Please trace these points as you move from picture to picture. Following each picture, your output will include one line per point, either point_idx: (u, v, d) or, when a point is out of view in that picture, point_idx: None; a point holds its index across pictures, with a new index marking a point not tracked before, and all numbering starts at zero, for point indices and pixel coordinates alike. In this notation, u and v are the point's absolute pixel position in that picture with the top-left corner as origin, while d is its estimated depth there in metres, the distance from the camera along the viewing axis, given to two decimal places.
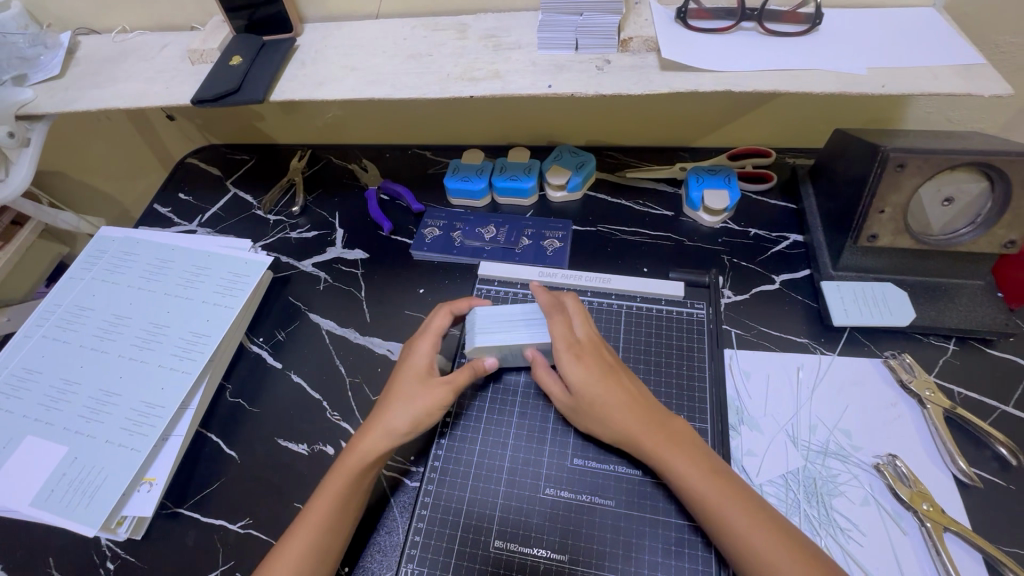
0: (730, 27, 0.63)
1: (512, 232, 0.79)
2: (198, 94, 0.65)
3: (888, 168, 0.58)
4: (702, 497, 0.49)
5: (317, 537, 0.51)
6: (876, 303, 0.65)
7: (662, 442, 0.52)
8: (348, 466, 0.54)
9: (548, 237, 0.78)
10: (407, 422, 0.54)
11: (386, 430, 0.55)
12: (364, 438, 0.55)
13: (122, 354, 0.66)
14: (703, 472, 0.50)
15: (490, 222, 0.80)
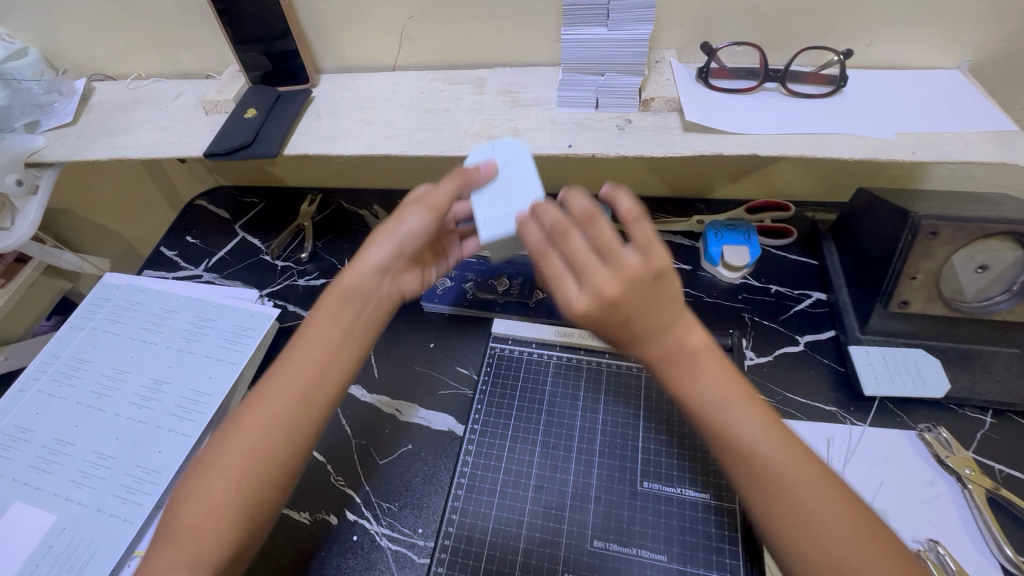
0: (753, 87, 0.62)
1: (526, 285, 0.77)
2: (210, 148, 0.63)
3: (920, 235, 0.57)
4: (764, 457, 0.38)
5: (266, 421, 0.45)
6: (907, 372, 0.62)
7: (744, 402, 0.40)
8: (338, 286, 0.49)
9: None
10: (386, 241, 0.50)
11: (371, 252, 0.50)
12: (358, 256, 0.50)
13: (118, 412, 0.63)
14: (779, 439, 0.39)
15: (503, 273, 0.78)
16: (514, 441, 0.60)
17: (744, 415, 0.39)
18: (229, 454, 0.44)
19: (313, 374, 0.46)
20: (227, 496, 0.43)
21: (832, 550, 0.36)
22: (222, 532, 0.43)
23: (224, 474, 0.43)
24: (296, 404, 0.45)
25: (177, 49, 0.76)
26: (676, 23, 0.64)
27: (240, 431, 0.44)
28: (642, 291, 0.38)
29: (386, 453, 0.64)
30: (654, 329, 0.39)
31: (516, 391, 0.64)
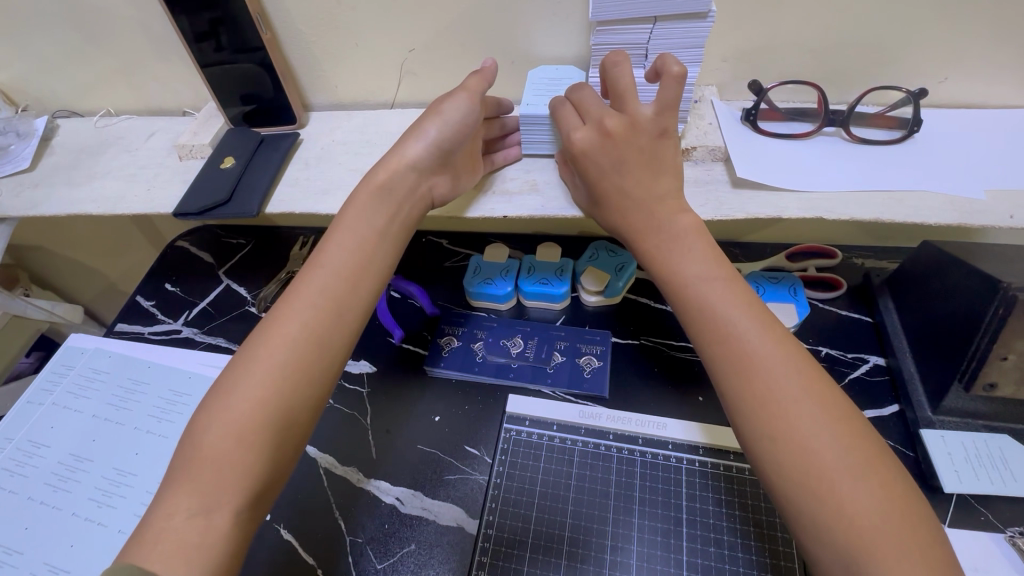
0: (810, 132, 0.54)
1: (542, 346, 0.68)
2: (181, 206, 0.55)
3: (1016, 312, 0.49)
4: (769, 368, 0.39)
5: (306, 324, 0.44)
6: (992, 465, 0.53)
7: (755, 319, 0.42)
8: (374, 181, 0.49)
9: (584, 353, 0.67)
10: (431, 127, 0.49)
11: (407, 146, 0.49)
12: (392, 155, 0.50)
13: (76, 512, 0.55)
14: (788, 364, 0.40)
15: (517, 332, 0.70)
16: (537, 526, 0.53)
17: (723, 304, 0.42)
18: (265, 362, 0.42)
19: (332, 288, 0.46)
20: (259, 416, 0.40)
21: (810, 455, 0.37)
22: (253, 460, 0.40)
23: (257, 384, 0.41)
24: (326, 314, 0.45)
25: (150, 84, 0.67)
26: (718, 57, 0.55)
27: (275, 338, 0.43)
28: (641, 142, 0.45)
29: (384, 556, 0.55)
30: (644, 175, 0.46)
31: (536, 483, 0.56)
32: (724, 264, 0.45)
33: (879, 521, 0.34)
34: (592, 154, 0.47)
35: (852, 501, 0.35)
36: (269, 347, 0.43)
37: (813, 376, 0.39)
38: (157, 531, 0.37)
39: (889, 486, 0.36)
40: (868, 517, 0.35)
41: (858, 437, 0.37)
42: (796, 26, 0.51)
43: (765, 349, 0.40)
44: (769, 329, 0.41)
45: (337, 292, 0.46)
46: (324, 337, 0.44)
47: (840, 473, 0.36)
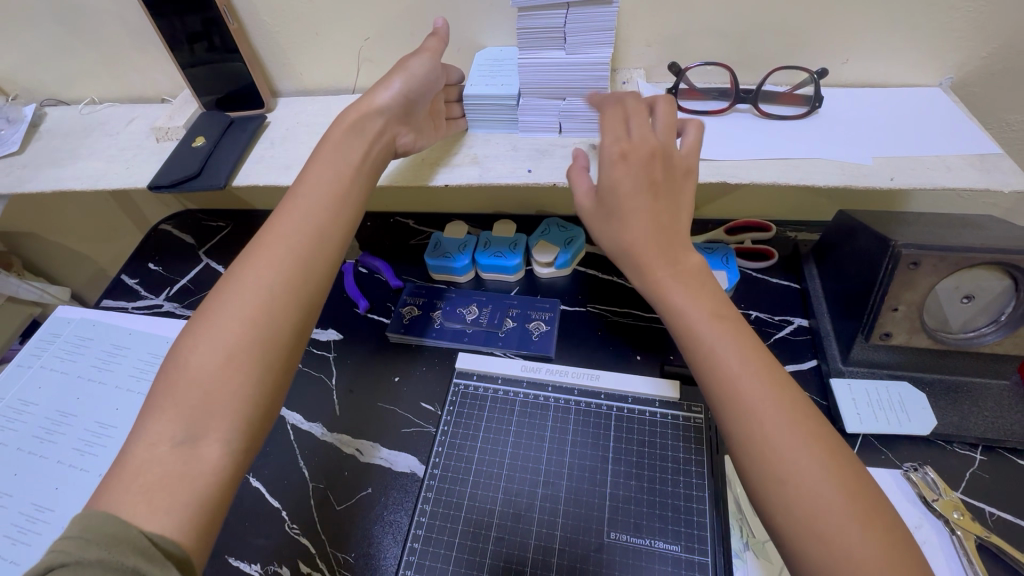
0: (724, 109, 0.60)
1: (496, 313, 0.73)
2: (154, 179, 0.60)
3: (901, 265, 0.53)
4: (679, 302, 0.46)
5: (293, 249, 0.47)
6: (891, 408, 0.59)
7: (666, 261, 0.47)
8: (345, 121, 0.53)
9: (534, 318, 0.73)
10: (398, 79, 0.54)
11: (378, 94, 0.54)
12: (363, 99, 0.54)
13: (61, 460, 0.60)
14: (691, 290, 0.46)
15: (472, 301, 0.75)
16: (479, 466, 0.59)
17: (641, 248, 0.47)
18: (245, 292, 0.45)
19: (300, 223, 0.48)
20: (241, 338, 0.43)
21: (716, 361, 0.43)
22: (240, 380, 0.42)
23: (235, 312, 0.44)
24: (298, 246, 0.47)
25: (129, 74, 0.73)
26: (642, 43, 0.61)
27: (257, 261, 0.46)
28: (675, 176, 0.49)
29: (343, 498, 0.61)
30: (670, 207, 0.49)
31: (480, 430, 0.61)
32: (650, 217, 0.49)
33: (796, 435, 0.39)
34: (631, 171, 0.48)
35: (775, 423, 0.40)
36: (248, 277, 0.45)
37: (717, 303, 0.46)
38: (139, 465, 0.38)
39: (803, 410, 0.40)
40: (788, 436, 0.39)
41: (749, 343, 0.44)
42: (708, 12, 0.57)
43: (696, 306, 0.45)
44: (695, 287, 0.46)
45: (306, 225, 0.48)
46: (299, 266, 0.47)
47: (740, 377, 0.42)
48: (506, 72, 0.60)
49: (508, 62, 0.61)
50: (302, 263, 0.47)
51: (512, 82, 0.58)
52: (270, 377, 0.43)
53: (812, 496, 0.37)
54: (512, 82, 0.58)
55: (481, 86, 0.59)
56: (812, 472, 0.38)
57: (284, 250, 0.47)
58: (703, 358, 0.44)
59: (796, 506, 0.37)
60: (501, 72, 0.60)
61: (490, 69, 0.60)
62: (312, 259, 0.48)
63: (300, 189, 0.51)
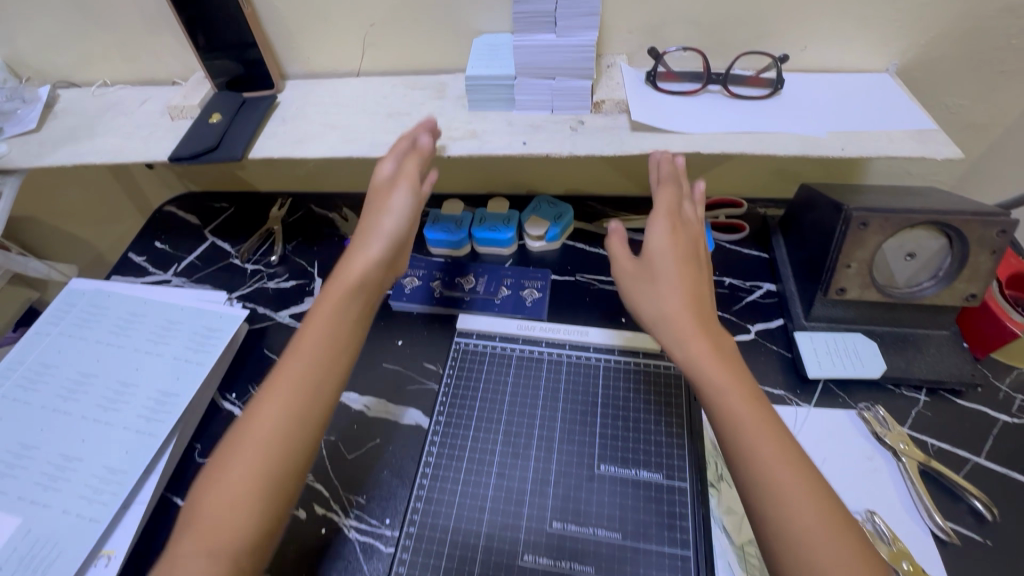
0: (697, 90, 0.66)
1: (491, 282, 0.79)
2: (175, 152, 0.65)
3: (852, 226, 0.60)
4: (681, 347, 0.47)
5: (321, 350, 0.49)
6: (847, 355, 0.66)
7: (698, 322, 0.48)
8: (367, 244, 0.54)
9: (527, 286, 0.78)
10: (406, 179, 0.57)
11: (382, 220, 0.55)
12: (375, 205, 0.56)
13: (84, 415, 0.63)
14: (713, 344, 0.47)
15: (470, 271, 0.81)
16: (480, 417, 0.64)
17: (670, 305, 0.49)
18: (277, 394, 0.46)
19: (342, 297, 0.51)
20: (269, 438, 0.45)
21: (713, 390, 0.45)
22: (269, 473, 0.44)
23: (255, 440, 0.44)
24: (324, 358, 0.49)
25: (142, 56, 0.77)
26: (625, 30, 0.67)
27: (297, 350, 0.49)
28: (693, 252, 0.53)
29: (353, 448, 0.65)
30: (692, 268, 0.51)
31: (480, 384, 0.66)
32: (681, 271, 0.50)
33: (801, 491, 0.40)
34: (677, 246, 0.52)
35: (769, 456, 0.41)
36: (281, 379, 0.47)
37: (716, 344, 0.47)
38: (183, 552, 0.41)
39: (803, 462, 0.42)
40: (784, 476, 0.40)
41: (740, 376, 0.46)
42: (682, 2, 0.64)
43: (706, 359, 0.46)
44: (717, 343, 0.47)
45: (351, 290, 0.52)
46: (325, 361, 0.49)
47: (740, 414, 0.43)
48: (501, 55, 0.65)
49: (504, 47, 0.67)
50: (329, 356, 0.49)
51: (508, 65, 0.63)
52: (295, 467, 0.45)
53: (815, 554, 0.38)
54: (508, 64, 0.64)
55: (481, 66, 0.64)
56: (791, 494, 0.40)
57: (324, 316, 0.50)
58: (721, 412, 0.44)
59: (773, 525, 0.40)
60: (498, 55, 0.66)
61: (486, 51, 0.66)
62: (338, 352, 0.50)
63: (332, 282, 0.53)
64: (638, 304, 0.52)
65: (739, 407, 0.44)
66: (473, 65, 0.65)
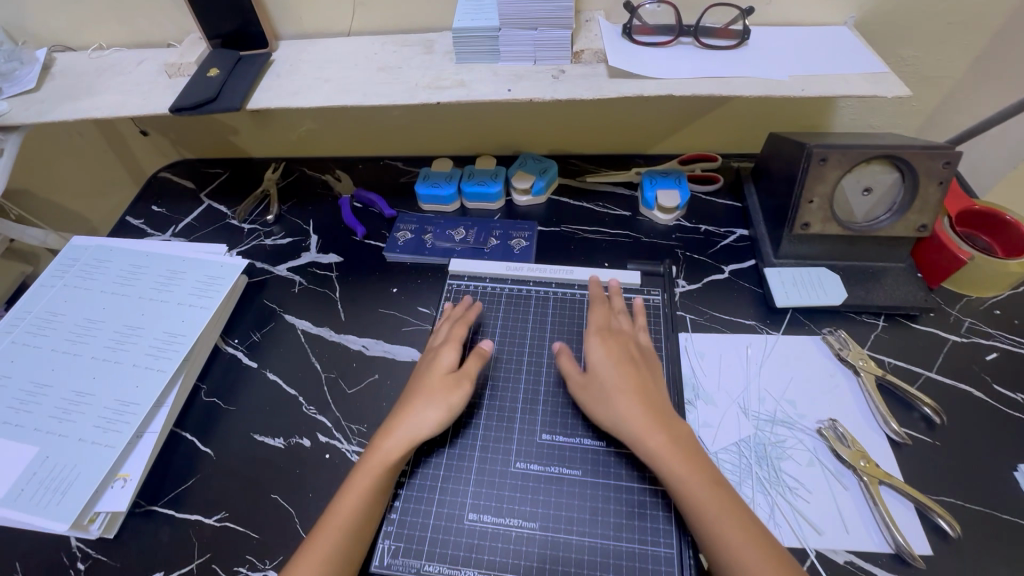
0: (670, 41, 0.71)
1: (481, 233, 0.83)
2: (176, 103, 0.68)
3: (813, 162, 0.66)
4: (632, 431, 0.53)
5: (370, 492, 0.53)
6: (812, 286, 0.71)
7: (645, 410, 0.54)
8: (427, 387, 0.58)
9: (515, 237, 0.82)
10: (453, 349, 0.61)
11: (442, 358, 0.60)
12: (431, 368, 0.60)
13: (94, 355, 0.66)
14: (660, 425, 0.53)
15: (460, 225, 0.85)
16: (471, 355, 0.66)
17: (621, 415, 0.54)
18: (344, 512, 0.51)
19: (383, 476, 0.53)
20: (339, 545, 0.49)
21: (668, 464, 0.51)
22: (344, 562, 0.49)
23: (329, 551, 0.49)
24: (377, 502, 0.53)
25: (137, 18, 0.79)
26: None
27: (339, 506, 0.52)
28: (633, 348, 0.60)
29: (353, 383, 0.69)
30: (635, 364, 0.58)
31: (471, 319, 0.70)
32: (620, 365, 0.58)
33: (748, 548, 0.46)
34: (611, 350, 0.59)
35: (719, 521, 0.48)
36: (340, 510, 0.51)
37: (658, 421, 0.53)
38: None
39: (741, 509, 0.49)
40: (737, 540, 0.47)
41: (685, 446, 0.52)
42: None
43: (660, 449, 0.51)
44: (667, 429, 0.53)
45: (386, 469, 0.53)
46: (385, 472, 0.53)
47: (692, 487, 0.49)
48: (486, 8, 0.69)
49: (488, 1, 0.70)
50: (390, 468, 0.54)
51: (492, 17, 0.67)
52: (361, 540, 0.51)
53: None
54: (491, 16, 0.68)
55: (468, 19, 0.68)
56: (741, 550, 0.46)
57: (371, 482, 0.52)
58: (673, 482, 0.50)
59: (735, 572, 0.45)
60: (483, 8, 0.69)
61: (472, 5, 0.70)
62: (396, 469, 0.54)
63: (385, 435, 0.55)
64: (593, 410, 0.57)
65: (685, 475, 0.50)
66: (460, 17, 0.68)
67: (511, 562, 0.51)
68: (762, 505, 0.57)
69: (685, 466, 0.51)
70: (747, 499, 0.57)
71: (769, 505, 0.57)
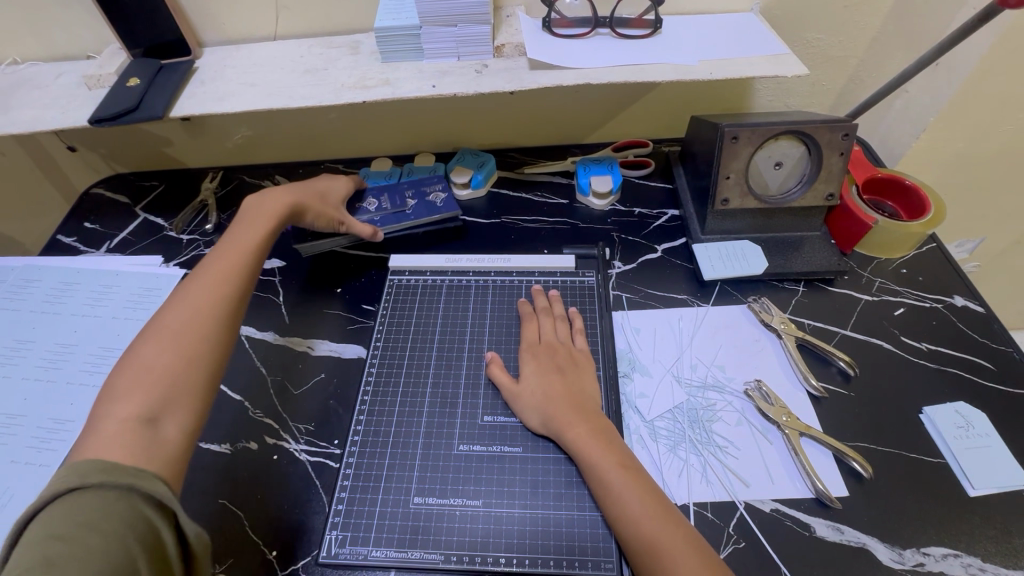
0: (587, 33, 0.74)
1: (396, 197, 0.84)
2: (96, 114, 0.67)
3: (725, 140, 0.69)
4: (558, 426, 0.56)
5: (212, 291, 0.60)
6: (736, 258, 0.76)
7: (571, 407, 0.57)
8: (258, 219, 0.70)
9: (430, 191, 0.85)
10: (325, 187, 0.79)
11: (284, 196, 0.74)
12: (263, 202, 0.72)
13: (25, 376, 0.65)
14: (583, 418, 0.56)
15: (371, 195, 0.85)
16: (414, 347, 0.68)
17: (547, 411, 0.58)
18: (184, 303, 0.58)
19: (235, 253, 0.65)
20: (184, 336, 0.55)
21: (591, 454, 0.54)
22: (182, 348, 0.54)
23: (168, 336, 0.55)
24: (221, 279, 0.61)
25: (53, 31, 0.77)
26: None
27: (170, 314, 0.57)
28: (564, 354, 0.63)
29: (300, 384, 0.69)
30: (563, 368, 0.62)
31: (414, 312, 0.71)
32: (549, 368, 0.61)
33: (659, 527, 0.48)
34: (540, 364, 0.62)
35: (635, 505, 0.50)
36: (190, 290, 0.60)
37: (582, 416, 0.56)
38: (107, 422, 0.48)
39: (659, 497, 0.51)
40: (651, 519, 0.49)
41: (606, 437, 0.55)
42: None
43: (584, 440, 0.54)
44: (591, 420, 0.56)
45: (227, 278, 0.62)
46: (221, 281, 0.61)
47: (612, 474, 0.52)
48: (406, 8, 0.71)
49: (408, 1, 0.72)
50: (236, 253, 0.65)
51: (412, 16, 0.69)
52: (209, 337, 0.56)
53: (671, 564, 0.46)
54: (412, 15, 0.69)
55: (388, 18, 0.69)
56: (659, 532, 0.48)
57: (214, 283, 0.61)
58: (595, 477, 0.53)
59: (651, 554, 0.47)
60: (403, 8, 0.71)
61: (391, 5, 0.71)
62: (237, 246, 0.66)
63: (226, 245, 0.66)
64: (522, 414, 0.59)
65: (606, 468, 0.52)
66: (380, 18, 0.70)
67: (456, 539, 0.53)
68: (695, 466, 0.60)
69: (606, 455, 0.53)
70: (680, 461, 0.60)
71: (701, 465, 0.60)
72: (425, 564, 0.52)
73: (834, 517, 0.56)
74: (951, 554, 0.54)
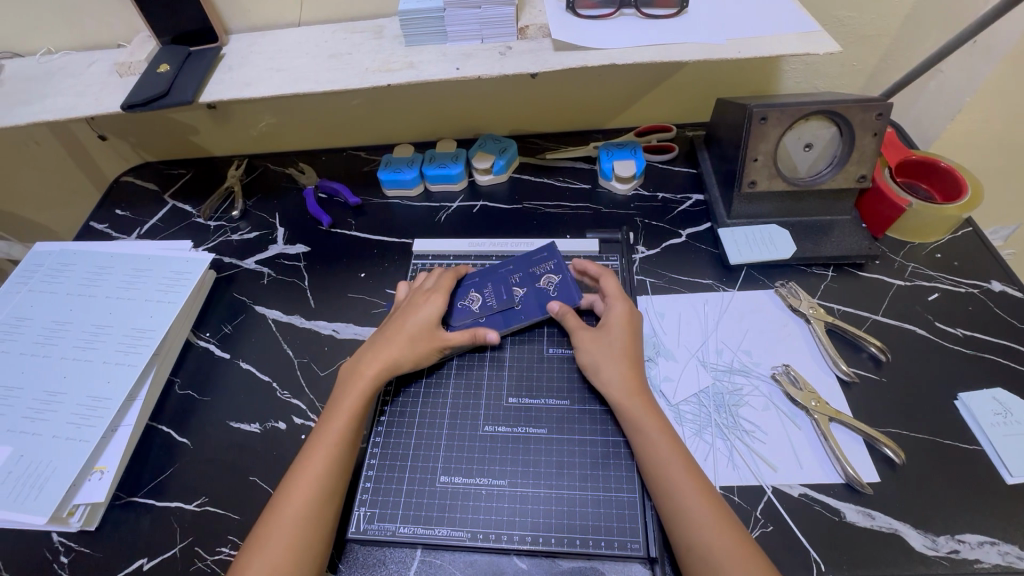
0: (612, 13, 0.72)
1: (500, 288, 0.68)
2: (128, 100, 0.69)
3: (754, 121, 0.68)
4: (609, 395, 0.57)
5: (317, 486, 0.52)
6: (763, 243, 0.74)
7: (625, 378, 0.57)
8: (364, 375, 0.59)
9: (540, 274, 0.68)
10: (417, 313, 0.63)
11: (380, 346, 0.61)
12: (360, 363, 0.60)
13: (64, 356, 0.67)
14: (634, 390, 0.56)
15: (471, 287, 0.69)
16: None
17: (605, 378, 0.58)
18: (293, 495, 0.51)
19: (341, 425, 0.56)
20: (293, 538, 0.49)
21: (640, 426, 0.54)
22: (291, 547, 0.49)
23: (277, 540, 0.49)
24: (330, 470, 0.53)
25: (85, 20, 0.79)
26: None
27: (282, 506, 0.51)
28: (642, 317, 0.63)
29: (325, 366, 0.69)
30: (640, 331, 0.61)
31: None
32: (620, 329, 0.60)
33: (699, 504, 0.48)
34: (630, 319, 0.61)
35: (676, 479, 0.50)
36: (299, 474, 0.53)
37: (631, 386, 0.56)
38: None
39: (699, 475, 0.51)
40: (693, 494, 0.49)
41: (652, 410, 0.55)
42: None
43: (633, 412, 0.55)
44: (639, 392, 0.56)
45: (337, 460, 0.54)
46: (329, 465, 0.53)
47: (656, 447, 0.52)
48: None
49: None
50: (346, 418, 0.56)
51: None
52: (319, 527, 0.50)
53: (707, 540, 0.46)
54: None
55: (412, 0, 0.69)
56: (699, 510, 0.48)
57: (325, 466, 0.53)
58: (645, 449, 0.53)
59: (691, 527, 0.48)
60: None
61: None
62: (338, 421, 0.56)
63: (333, 408, 0.58)
64: (595, 367, 0.59)
65: (653, 439, 0.53)
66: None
67: (484, 519, 0.54)
68: (722, 450, 0.59)
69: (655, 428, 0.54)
70: (707, 444, 0.60)
71: (728, 449, 0.59)
72: (452, 541, 0.53)
73: (865, 502, 0.55)
74: (987, 542, 0.52)
